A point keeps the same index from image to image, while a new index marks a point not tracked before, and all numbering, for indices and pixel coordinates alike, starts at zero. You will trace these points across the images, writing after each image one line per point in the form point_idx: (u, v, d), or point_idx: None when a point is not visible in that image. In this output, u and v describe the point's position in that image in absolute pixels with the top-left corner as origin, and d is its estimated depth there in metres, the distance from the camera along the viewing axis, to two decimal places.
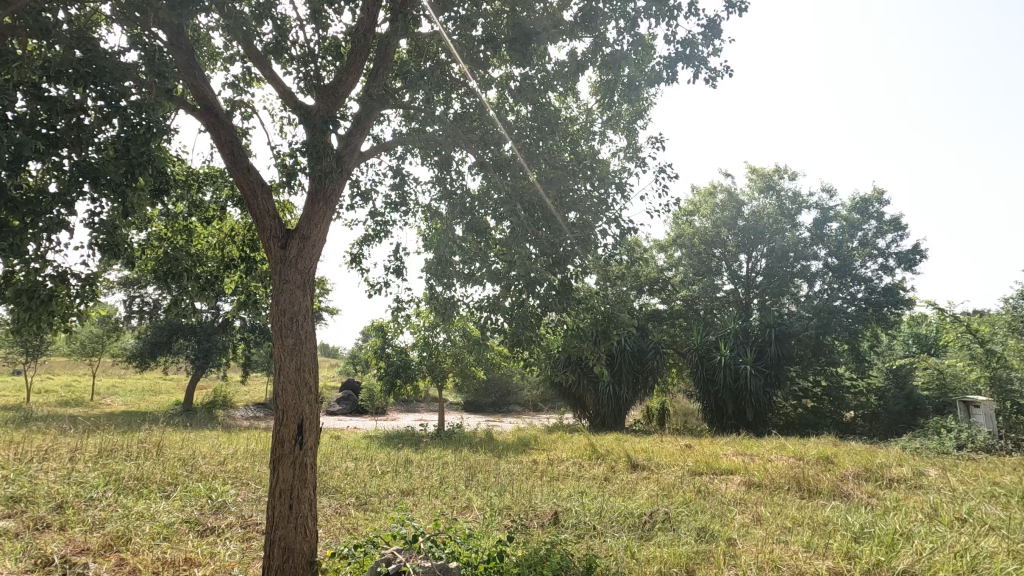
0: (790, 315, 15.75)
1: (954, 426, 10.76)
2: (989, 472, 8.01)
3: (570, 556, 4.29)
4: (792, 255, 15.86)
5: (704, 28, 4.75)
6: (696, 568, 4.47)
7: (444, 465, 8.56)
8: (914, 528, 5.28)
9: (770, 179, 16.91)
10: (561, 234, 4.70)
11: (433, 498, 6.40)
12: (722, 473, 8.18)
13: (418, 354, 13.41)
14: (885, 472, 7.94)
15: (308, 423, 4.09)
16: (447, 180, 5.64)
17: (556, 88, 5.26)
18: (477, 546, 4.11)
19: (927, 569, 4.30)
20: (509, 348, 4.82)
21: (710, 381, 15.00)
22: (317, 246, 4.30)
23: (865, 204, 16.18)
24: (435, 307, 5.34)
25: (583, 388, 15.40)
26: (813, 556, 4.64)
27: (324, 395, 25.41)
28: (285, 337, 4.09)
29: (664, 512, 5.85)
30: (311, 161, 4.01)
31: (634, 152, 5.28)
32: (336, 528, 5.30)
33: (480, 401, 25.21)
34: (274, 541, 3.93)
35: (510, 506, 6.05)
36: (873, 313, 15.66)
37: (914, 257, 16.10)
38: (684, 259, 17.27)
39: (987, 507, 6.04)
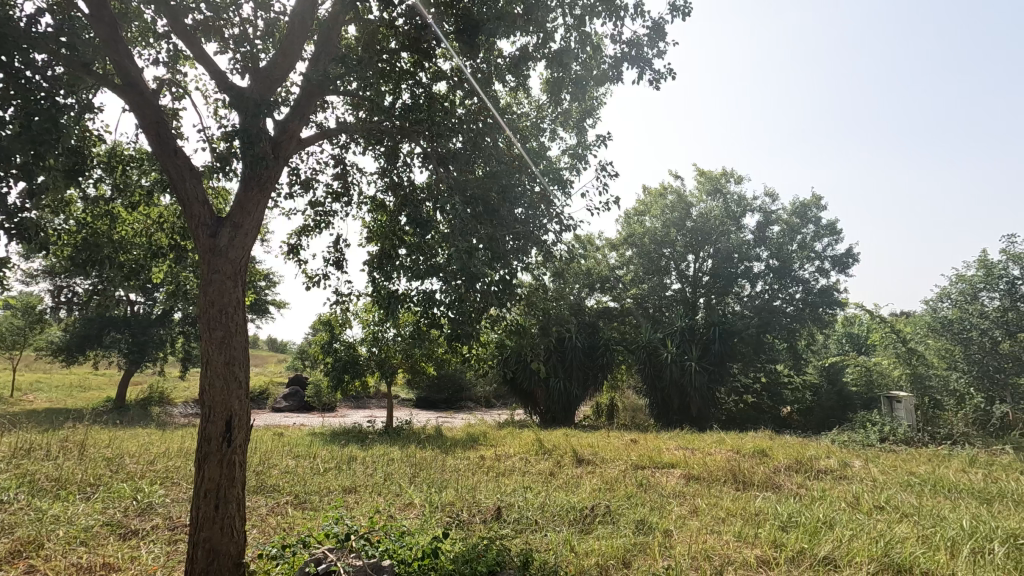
0: (734, 315, 16.35)
1: (877, 421, 11.43)
2: (907, 462, 8.52)
3: (507, 551, 4.29)
4: (736, 255, 16.39)
5: (649, 30, 4.83)
6: (632, 560, 4.55)
7: (390, 462, 8.40)
8: (836, 517, 5.56)
9: (717, 182, 17.39)
10: (504, 227, 4.61)
11: (375, 496, 6.28)
12: (663, 467, 8.40)
13: (366, 350, 13.13)
14: (814, 464, 8.34)
15: (238, 420, 3.91)
16: (393, 171, 5.52)
17: (504, 82, 5.22)
18: (412, 544, 4.08)
19: (844, 554, 4.55)
20: (450, 342, 4.76)
21: (657, 377, 15.45)
22: (250, 235, 4.11)
23: (804, 209, 16.82)
24: (378, 302, 5.21)
25: (534, 384, 15.48)
26: (742, 546, 4.81)
27: (270, 390, 24.55)
28: (213, 330, 3.89)
29: (605, 505, 5.93)
30: (243, 147, 3.80)
31: (582, 151, 5.32)
32: (269, 528, 5.12)
33: (433, 398, 25.01)
34: (199, 543, 3.75)
35: (452, 502, 6.01)
36: (810, 313, 16.41)
37: (847, 261, 16.96)
38: (635, 258, 17.61)
39: (902, 495, 6.45)
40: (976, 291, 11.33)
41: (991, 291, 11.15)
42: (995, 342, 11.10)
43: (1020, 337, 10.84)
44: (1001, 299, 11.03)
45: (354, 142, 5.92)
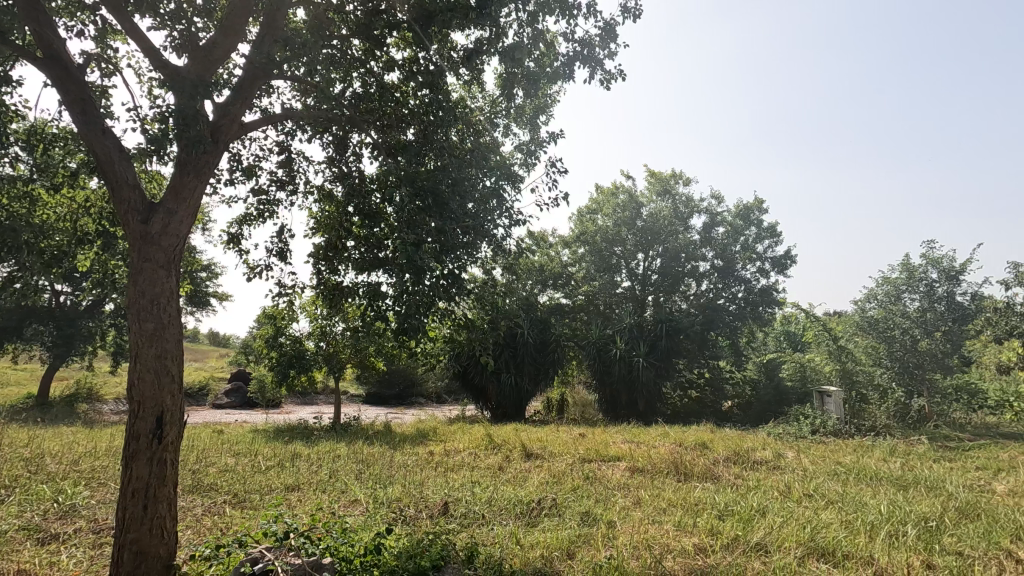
0: (681, 313, 16.85)
1: (809, 413, 12.07)
2: (834, 453, 9.06)
3: (452, 545, 4.30)
4: (683, 255, 16.88)
5: (600, 30, 4.90)
6: (576, 550, 4.65)
7: (336, 458, 8.22)
8: (768, 504, 5.85)
9: (667, 183, 17.79)
10: (453, 220, 4.53)
11: (319, 493, 6.14)
12: (609, 460, 8.61)
13: (314, 344, 12.78)
14: (751, 455, 8.74)
15: (170, 416, 3.72)
16: (342, 161, 5.39)
17: (458, 75, 5.19)
18: (354, 541, 4.03)
19: (774, 540, 4.80)
20: (398, 337, 4.71)
21: (606, 373, 15.78)
22: (185, 222, 3.90)
23: (747, 212, 17.29)
24: (323, 295, 5.09)
25: (485, 379, 15.51)
26: (681, 534, 5.00)
27: (211, 386, 23.56)
28: (143, 321, 3.67)
29: (551, 498, 6.02)
30: (179, 129, 3.61)
31: (534, 149, 5.39)
32: (204, 528, 4.90)
33: (384, 393, 24.68)
34: (126, 545, 3.56)
35: (399, 498, 5.94)
36: (751, 312, 16.99)
37: (786, 262, 17.79)
38: (587, 256, 17.85)
39: (829, 483, 6.86)
40: (899, 292, 12.16)
41: (912, 293, 12.03)
42: (915, 340, 11.90)
43: (936, 336, 11.71)
44: (921, 300, 11.92)
45: (301, 130, 5.72)
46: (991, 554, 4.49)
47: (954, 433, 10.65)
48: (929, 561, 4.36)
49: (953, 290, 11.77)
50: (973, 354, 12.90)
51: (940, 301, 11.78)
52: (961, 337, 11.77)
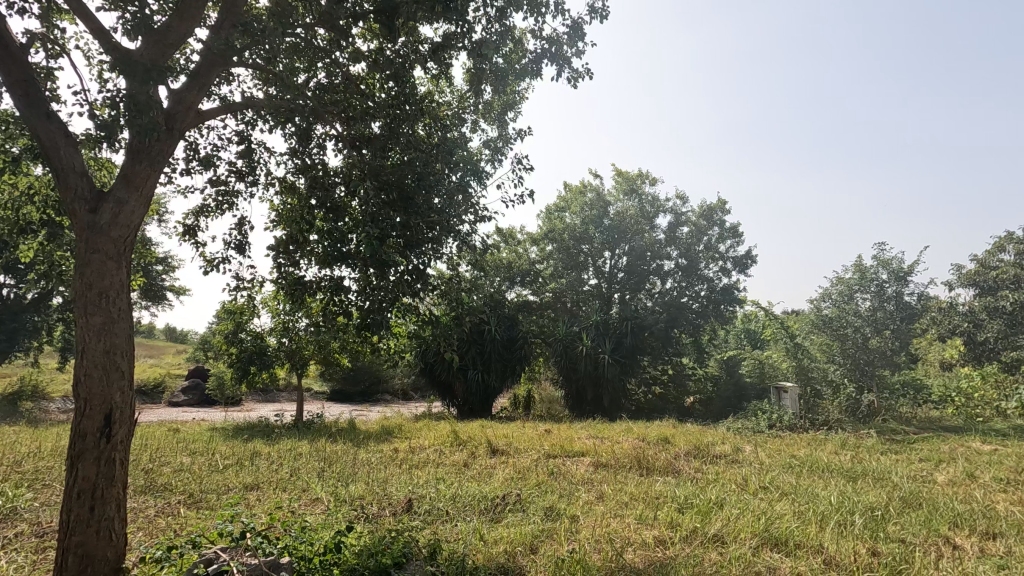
0: (646, 310, 17.12)
1: (766, 409, 12.47)
2: (789, 446, 9.38)
3: (415, 542, 4.27)
4: (648, 254, 17.15)
5: (568, 29, 4.94)
6: (539, 545, 4.68)
7: (297, 457, 8.05)
8: (726, 497, 6.01)
9: (633, 182, 18.02)
10: (418, 215, 4.48)
11: (280, 491, 6.02)
12: (574, 455, 8.69)
13: (276, 340, 12.48)
14: (710, 450, 8.96)
15: (119, 414, 3.58)
16: (304, 153, 5.27)
17: (426, 69, 5.13)
18: (314, 539, 3.96)
19: (731, 531, 4.94)
20: (360, 333, 4.65)
21: (573, 369, 15.93)
22: (137, 212, 3.74)
23: (710, 212, 17.65)
24: (283, 289, 4.97)
25: (452, 376, 15.46)
26: (642, 527, 5.09)
27: (167, 384, 22.78)
28: (91, 315, 3.51)
29: (516, 494, 6.04)
30: (131, 115, 3.46)
31: (501, 145, 5.44)
32: (157, 529, 4.74)
33: (349, 390, 24.31)
34: (69, 549, 3.41)
35: (362, 495, 5.87)
36: (713, 309, 17.32)
37: (747, 262, 18.27)
38: (554, 253, 17.94)
39: (784, 476, 7.11)
40: (852, 292, 12.60)
41: (864, 292, 12.47)
42: (866, 338, 12.40)
43: (886, 334, 12.22)
44: (871, 300, 12.38)
45: (263, 120, 5.56)
46: (930, 541, 4.74)
47: (900, 426, 11.20)
48: (873, 548, 4.56)
49: (901, 290, 12.25)
50: (919, 351, 13.54)
51: (889, 300, 12.26)
52: (907, 336, 12.30)
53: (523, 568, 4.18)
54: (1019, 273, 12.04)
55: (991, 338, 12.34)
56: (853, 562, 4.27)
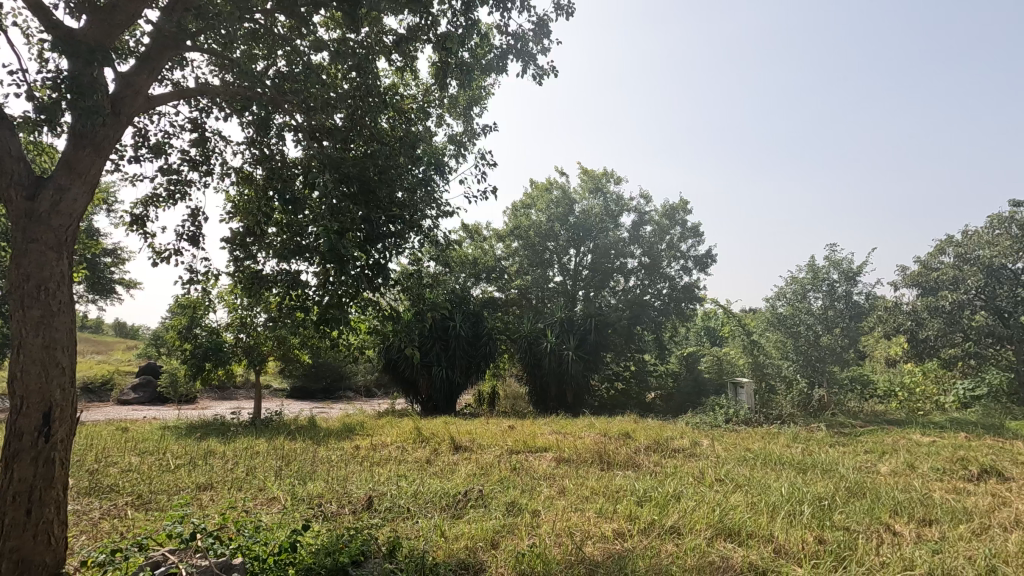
0: (609, 308, 17.36)
1: (724, 404, 12.82)
2: (744, 440, 9.68)
3: (374, 540, 4.23)
4: (612, 252, 17.36)
5: (534, 25, 4.96)
6: (500, 540, 4.69)
7: (254, 456, 7.83)
8: (683, 490, 6.16)
9: (599, 181, 18.21)
10: (379, 210, 4.45)
11: (234, 491, 5.84)
12: (536, 451, 8.75)
13: (232, 336, 12.10)
14: (670, 444, 9.16)
15: (60, 412, 3.41)
16: (262, 143, 5.12)
17: (390, 61, 5.06)
18: (268, 539, 3.87)
19: (687, 523, 5.06)
20: (318, 327, 4.56)
21: (537, 365, 16.02)
22: (80, 199, 3.56)
23: (673, 212, 18.00)
24: (239, 283, 4.81)
25: (416, 373, 15.33)
26: (601, 520, 5.18)
27: (116, 381, 21.83)
28: (28, 308, 3.32)
29: (478, 489, 6.05)
30: (73, 98, 3.29)
31: (466, 141, 5.44)
32: (101, 533, 4.53)
33: (310, 387, 23.81)
34: (4, 554, 3.22)
35: (321, 493, 5.76)
36: (675, 307, 17.68)
37: (707, 261, 18.71)
38: (520, 250, 17.97)
39: (738, 468, 7.34)
40: (805, 291, 13.07)
41: (816, 292, 12.97)
42: (817, 336, 12.90)
43: (836, 332, 12.75)
44: (823, 299, 12.88)
45: (218, 108, 5.36)
46: (873, 528, 4.97)
47: (847, 420, 11.72)
48: (820, 536, 4.74)
49: (851, 289, 12.77)
50: (866, 348, 14.15)
51: (840, 299, 12.77)
52: (856, 333, 12.83)
53: (484, 564, 4.18)
54: (958, 273, 12.50)
55: (932, 336, 12.96)
56: (801, 550, 4.45)
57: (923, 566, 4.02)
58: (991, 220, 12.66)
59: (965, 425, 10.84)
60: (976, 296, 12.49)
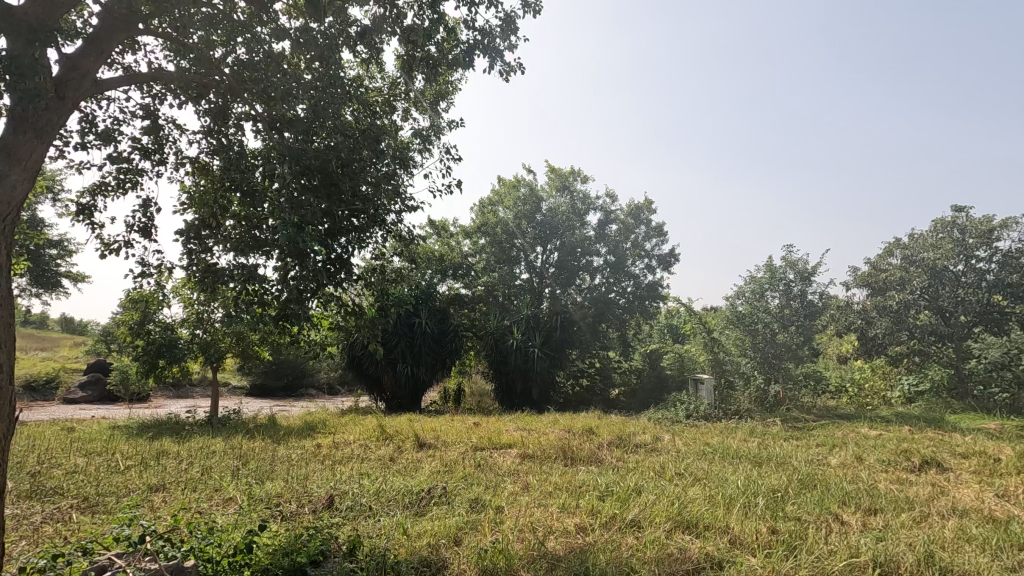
0: (575, 305, 17.51)
1: (685, 399, 13.11)
2: (703, 435, 9.94)
3: (334, 539, 4.16)
4: (579, 250, 17.51)
5: (502, 22, 4.97)
6: (463, 536, 4.69)
7: (210, 455, 7.60)
8: (644, 484, 6.28)
9: (566, 179, 18.34)
10: (342, 203, 4.40)
11: (188, 492, 5.65)
12: (501, 447, 8.77)
13: (188, 332, 11.68)
14: (632, 439, 9.33)
15: None
16: (220, 132, 4.94)
17: (354, 52, 4.97)
18: (222, 541, 3.76)
19: (647, 516, 5.17)
20: (276, 323, 4.44)
21: (503, 362, 16.05)
22: (20, 186, 3.37)
23: (638, 211, 18.28)
24: (194, 277, 4.63)
25: (381, 370, 15.14)
26: (564, 515, 5.22)
27: (62, 378, 20.81)
28: None
29: (442, 487, 6.02)
30: (14, 79, 3.11)
31: (432, 136, 5.45)
32: (42, 537, 4.32)
33: (270, 385, 23.23)
34: None
35: (279, 493, 5.63)
36: (639, 305, 17.96)
37: (670, 260, 19.10)
38: (487, 246, 17.92)
39: (697, 462, 7.53)
40: (763, 290, 13.51)
41: (773, 291, 13.41)
42: (774, 333, 13.33)
43: (791, 329, 13.22)
44: (780, 298, 13.34)
45: (171, 95, 5.16)
46: (822, 518, 5.18)
47: (801, 415, 12.15)
48: (773, 527, 4.91)
49: (806, 289, 13.25)
50: (820, 346, 14.70)
51: (795, 298, 13.25)
52: (810, 331, 13.30)
53: (446, 561, 4.16)
54: (904, 275, 13.14)
55: (879, 334, 13.58)
56: (755, 541, 4.60)
57: (867, 553, 4.21)
58: (936, 224, 13.25)
59: (909, 419, 11.40)
60: (921, 296, 13.10)
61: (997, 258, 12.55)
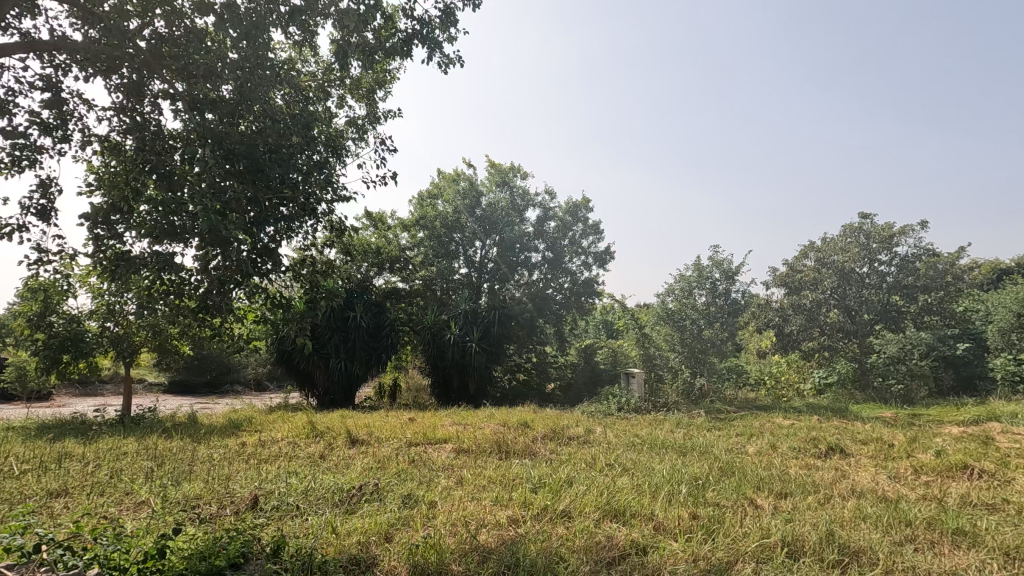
0: (513, 301, 17.62)
1: (617, 393, 13.51)
2: (633, 427, 10.30)
3: (256, 541, 4.00)
4: (517, 246, 17.61)
5: (441, 14, 4.95)
6: (394, 533, 4.63)
7: (122, 457, 7.10)
8: (576, 475, 6.46)
9: (506, 175, 18.41)
10: (269, 191, 4.22)
11: (94, 496, 5.26)
12: (436, 442, 8.72)
13: (97, 325, 10.81)
14: (565, 432, 9.53)
15: None
16: (134, 110, 4.61)
17: (286, 33, 4.78)
18: (131, 547, 3.53)
19: (577, 506, 5.31)
20: (195, 314, 4.19)
21: (440, 357, 15.95)
22: None
23: (575, 209, 18.64)
24: (102, 266, 4.28)
25: (312, 365, 14.66)
26: (497, 508, 5.27)
27: None
28: None
29: (373, 483, 5.92)
30: None
31: (367, 125, 5.39)
32: None
33: (192, 381, 21.94)
34: None
35: (199, 495, 5.34)
36: (575, 301, 18.33)
37: (605, 258, 19.62)
38: (425, 240, 17.64)
39: (627, 453, 7.80)
40: (691, 288, 14.17)
41: (701, 289, 14.11)
42: (700, 329, 14.03)
43: (716, 326, 13.96)
44: (706, 296, 14.06)
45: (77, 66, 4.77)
46: (739, 503, 5.51)
47: (723, 407, 12.84)
48: (694, 513, 5.16)
49: (730, 288, 14.01)
50: (742, 341, 15.56)
51: (720, 296, 14.01)
52: (733, 327, 14.09)
53: (376, 558, 4.10)
54: (817, 276, 14.16)
55: (794, 330, 14.57)
56: (677, 526, 4.83)
57: (777, 534, 4.52)
58: (845, 229, 14.31)
59: (818, 409, 12.32)
60: (831, 295, 14.23)
61: (896, 262, 13.74)
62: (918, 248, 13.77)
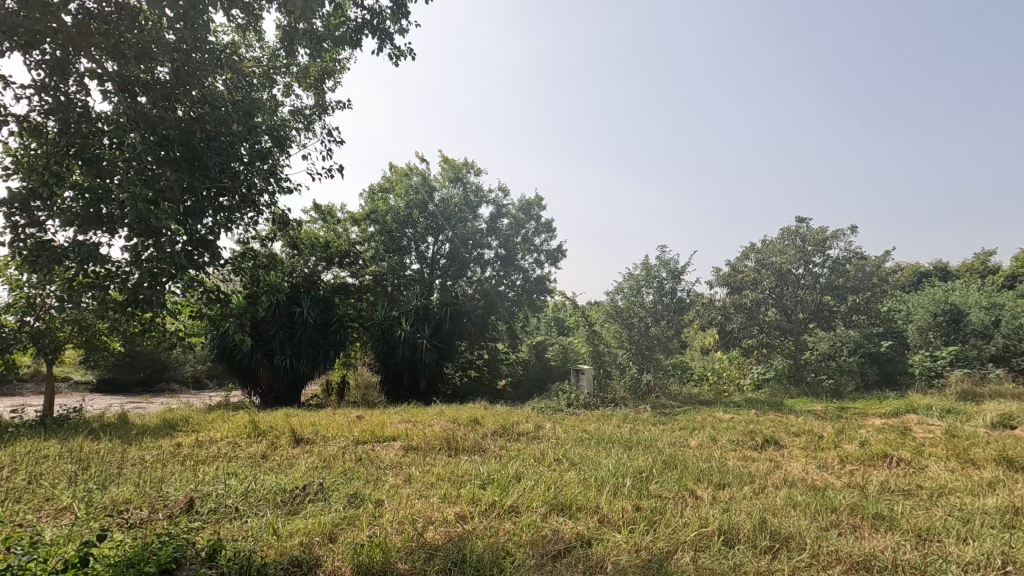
0: (465, 297, 17.55)
1: (566, 389, 13.69)
2: (581, 422, 10.48)
3: (190, 546, 3.84)
4: (470, 242, 17.52)
5: (392, 4, 4.86)
6: (338, 533, 4.53)
7: (42, 461, 6.63)
8: (524, 470, 6.52)
9: (459, 171, 18.29)
10: (206, 180, 4.03)
11: (8, 503, 4.89)
12: (384, 440, 8.60)
13: (16, 319, 10.05)
14: (515, 429, 9.59)
15: None
16: (57, 89, 4.25)
17: (227, 16, 4.57)
18: (50, 556, 3.31)
19: (525, 501, 5.35)
20: (124, 308, 3.94)
21: (390, 353, 15.71)
22: None
23: (528, 207, 18.73)
24: (20, 256, 3.96)
25: (255, 362, 14.13)
26: (445, 505, 5.26)
27: None
28: None
29: (317, 483, 5.77)
30: None
31: (314, 116, 5.24)
32: None
33: (124, 379, 20.74)
34: None
35: (128, 499, 5.06)
36: (526, 298, 18.44)
37: (557, 256, 19.81)
38: (376, 234, 17.30)
39: (574, 449, 7.93)
40: (639, 287, 14.55)
41: (648, 287, 14.51)
42: (647, 327, 14.43)
43: (662, 323, 14.39)
44: (653, 294, 14.47)
45: None
46: (680, 494, 5.72)
47: (668, 402, 13.25)
48: (638, 505, 5.31)
49: (676, 287, 14.47)
50: (687, 339, 16.10)
51: (667, 295, 14.45)
52: (678, 325, 14.56)
53: (319, 559, 4.01)
54: (757, 277, 14.81)
55: (735, 328, 15.20)
56: (621, 518, 4.96)
57: (714, 523, 4.71)
58: (783, 232, 15.01)
59: (756, 404, 12.91)
60: (769, 295, 14.94)
61: (828, 265, 14.54)
62: (849, 252, 14.58)
